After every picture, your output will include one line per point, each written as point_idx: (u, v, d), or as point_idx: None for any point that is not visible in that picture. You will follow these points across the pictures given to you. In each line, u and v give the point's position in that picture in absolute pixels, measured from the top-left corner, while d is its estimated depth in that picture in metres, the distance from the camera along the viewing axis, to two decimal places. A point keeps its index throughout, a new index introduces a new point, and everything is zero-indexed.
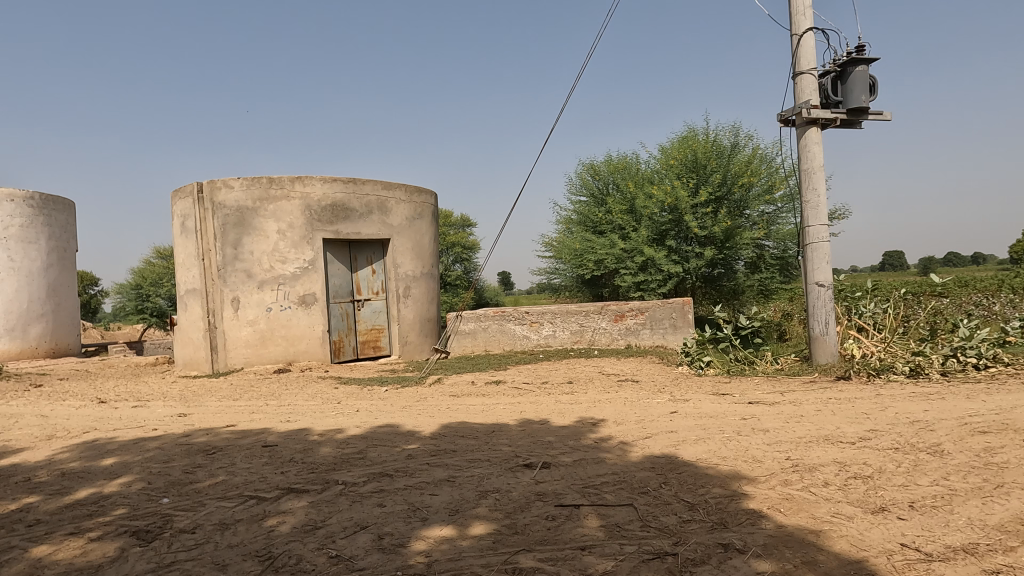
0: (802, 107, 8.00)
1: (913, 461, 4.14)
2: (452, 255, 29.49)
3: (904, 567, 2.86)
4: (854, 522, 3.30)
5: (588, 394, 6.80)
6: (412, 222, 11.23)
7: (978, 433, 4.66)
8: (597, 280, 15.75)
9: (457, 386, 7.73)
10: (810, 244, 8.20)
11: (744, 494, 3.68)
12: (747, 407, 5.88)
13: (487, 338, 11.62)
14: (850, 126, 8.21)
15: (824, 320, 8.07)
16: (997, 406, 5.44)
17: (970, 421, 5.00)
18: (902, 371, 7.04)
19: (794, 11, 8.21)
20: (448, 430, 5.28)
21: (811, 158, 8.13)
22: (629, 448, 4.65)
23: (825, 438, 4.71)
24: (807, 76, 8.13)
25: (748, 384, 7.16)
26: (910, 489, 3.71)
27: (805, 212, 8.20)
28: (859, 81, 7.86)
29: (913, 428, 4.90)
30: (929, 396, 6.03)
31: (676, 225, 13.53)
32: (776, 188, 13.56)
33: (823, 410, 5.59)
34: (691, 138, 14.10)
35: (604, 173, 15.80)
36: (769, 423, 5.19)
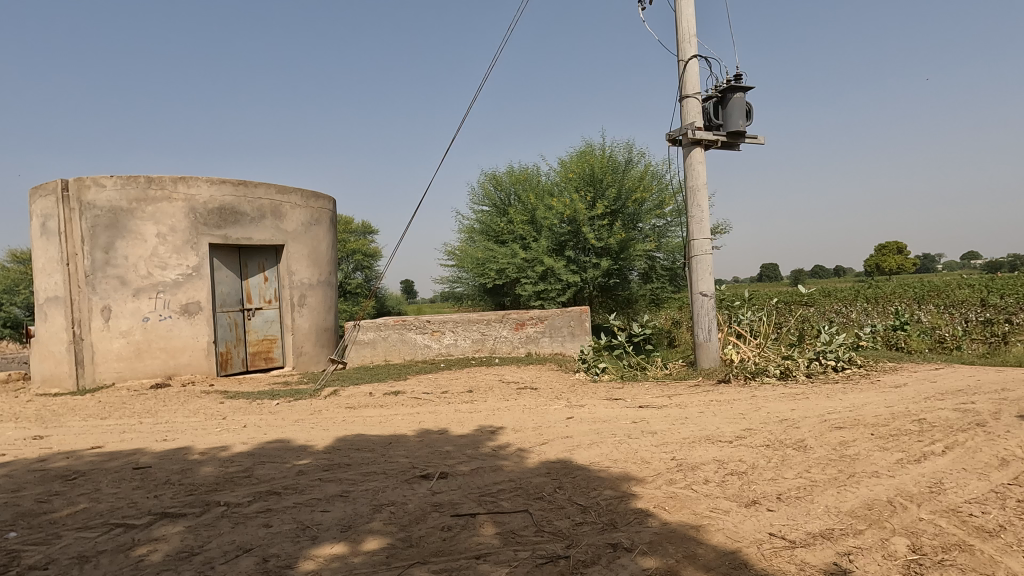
0: (688, 129, 8.57)
1: (781, 456, 4.52)
2: (352, 262, 28.68)
3: (771, 555, 3.11)
4: (729, 516, 3.54)
5: (487, 402, 6.84)
6: (308, 228, 10.80)
7: (835, 429, 5.17)
8: (499, 289, 15.90)
9: (354, 398, 7.50)
10: (695, 256, 8.75)
11: (633, 494, 3.85)
12: (637, 410, 6.17)
13: (386, 348, 11.38)
14: (729, 148, 8.90)
15: (707, 327, 8.63)
16: (851, 404, 6.07)
17: (829, 417, 5.55)
18: (774, 374, 7.68)
19: (680, 38, 8.79)
20: (344, 443, 5.11)
21: (695, 176, 8.70)
22: (526, 454, 4.72)
23: (707, 438, 5.04)
24: (691, 100, 8.71)
25: (639, 389, 7.49)
26: (778, 482, 4.05)
27: (690, 226, 8.76)
28: (737, 107, 8.53)
29: (782, 426, 5.35)
30: (796, 396, 6.63)
31: (575, 237, 13.99)
32: (667, 203, 14.36)
33: (705, 412, 5.97)
34: (589, 153, 14.67)
35: (505, 185, 16.07)
36: (657, 426, 5.46)
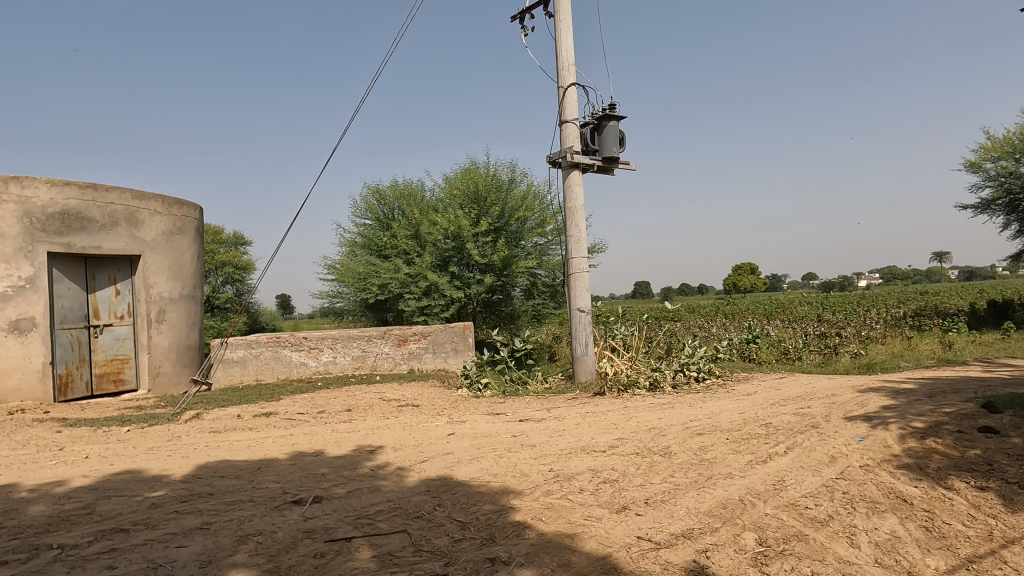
0: (567, 152, 8.96)
1: (649, 463, 4.82)
2: (221, 275, 26.75)
3: (638, 557, 3.30)
4: (602, 522, 3.71)
5: (366, 421, 6.64)
6: (169, 237, 9.94)
7: (697, 435, 5.60)
8: (382, 304, 15.55)
9: (220, 421, 6.97)
10: (573, 274, 9.12)
11: (511, 508, 3.91)
12: (517, 424, 6.29)
13: (258, 367, 10.71)
14: (604, 172, 9.41)
15: (584, 342, 9.01)
16: (710, 412, 6.61)
17: (691, 425, 6.00)
18: (644, 386, 8.18)
19: (560, 66, 9.22)
20: (206, 471, 4.72)
21: (573, 198, 9.11)
22: (405, 473, 4.64)
23: (582, 448, 5.25)
24: (570, 125, 9.14)
25: (520, 403, 7.64)
26: (646, 488, 4.30)
27: (569, 245, 9.14)
28: (612, 134, 9.07)
29: (650, 434, 5.71)
30: (663, 406, 7.10)
31: (459, 253, 14.07)
32: (548, 223, 14.87)
33: (581, 423, 6.21)
34: (473, 170, 14.87)
35: (389, 199, 15.84)
36: (536, 439, 5.60)
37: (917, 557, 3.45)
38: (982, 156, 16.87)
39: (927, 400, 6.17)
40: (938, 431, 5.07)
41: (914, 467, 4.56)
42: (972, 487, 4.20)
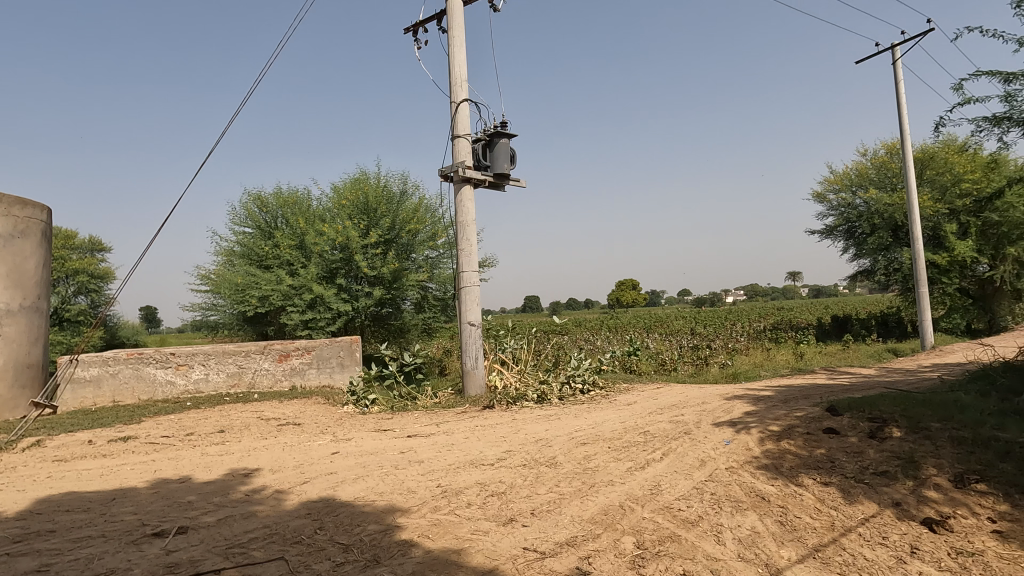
0: (459, 167, 9.02)
1: (536, 474, 4.91)
2: (71, 284, 23.97)
3: (524, 568, 3.34)
4: (489, 535, 3.72)
5: (241, 442, 6.22)
6: (8, 241, 8.78)
7: (581, 445, 5.80)
8: (262, 317, 14.67)
9: (66, 448, 6.20)
10: (463, 288, 9.15)
11: (397, 526, 3.81)
12: (405, 440, 6.17)
13: (115, 386, 9.69)
14: (496, 188, 9.56)
15: (474, 355, 9.04)
16: (593, 422, 6.87)
17: (576, 435, 6.20)
18: (532, 399, 8.36)
19: (453, 82, 9.30)
20: (47, 505, 4.18)
21: (465, 212, 9.17)
22: (284, 496, 4.39)
23: (470, 462, 5.25)
24: (462, 141, 9.21)
25: (408, 419, 7.50)
26: (532, 498, 4.38)
27: (460, 259, 9.17)
28: (503, 152, 9.24)
29: (537, 445, 5.83)
30: (550, 417, 7.28)
31: (347, 264, 13.65)
32: (439, 236, 14.84)
33: (470, 437, 6.21)
34: (363, 181, 14.54)
35: (271, 206, 15.05)
36: (424, 455, 5.53)
37: (774, 549, 3.78)
38: (827, 188, 19.05)
39: (782, 405, 6.83)
40: (790, 433, 5.62)
41: (771, 467, 5.02)
42: (818, 483, 4.69)
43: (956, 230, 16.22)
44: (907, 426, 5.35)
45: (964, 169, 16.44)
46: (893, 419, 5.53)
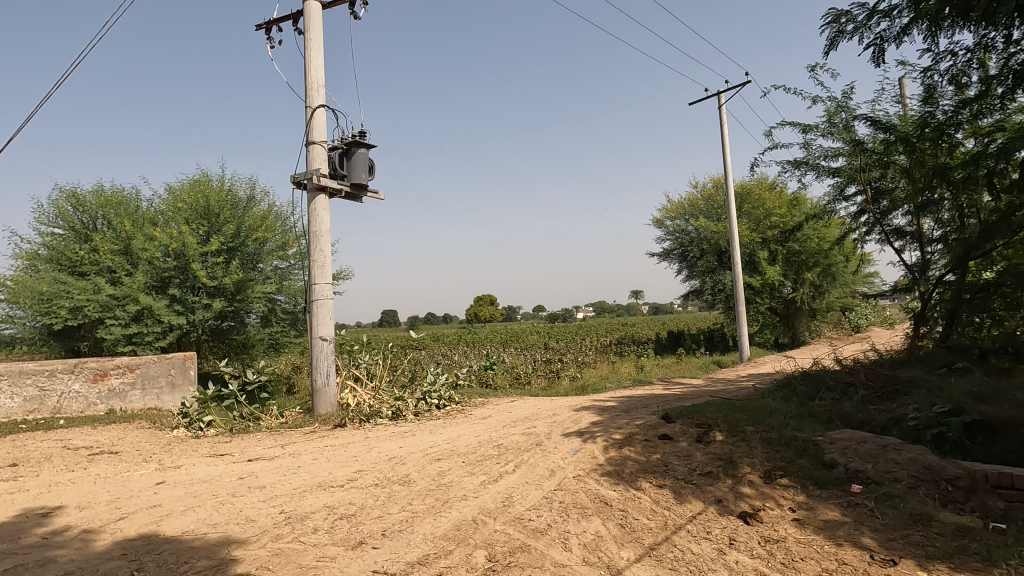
0: (313, 174, 8.63)
1: (388, 493, 4.79)
2: None
3: None
4: (336, 561, 3.55)
5: (40, 477, 5.34)
6: None
7: (435, 461, 5.77)
8: (73, 331, 12.80)
9: None
10: (316, 301, 8.72)
11: (232, 560, 3.50)
12: (245, 465, 5.71)
13: None
14: (353, 199, 9.27)
15: (326, 372, 8.63)
16: (448, 437, 6.86)
17: (430, 451, 6.15)
18: (386, 416, 8.20)
19: (309, 86, 8.93)
20: None
21: (319, 222, 8.77)
22: (94, 536, 3.84)
23: (318, 485, 4.98)
24: (317, 148, 8.84)
25: (250, 441, 6.96)
26: (384, 519, 4.26)
27: (312, 270, 8.74)
28: (361, 162, 9.00)
29: (390, 463, 5.69)
30: (404, 434, 7.15)
31: (182, 273, 12.41)
32: (290, 246, 14.07)
33: (318, 458, 5.90)
34: (204, 183, 13.39)
35: (90, 206, 13.28)
36: (266, 479, 5.15)
37: (615, 551, 4.02)
38: (665, 216, 20.92)
39: (624, 414, 7.33)
40: (631, 440, 6.05)
41: (614, 473, 5.35)
42: (654, 486, 5.09)
43: (767, 257, 18.60)
44: (727, 429, 6.00)
45: (773, 204, 18.95)
46: (717, 424, 6.17)
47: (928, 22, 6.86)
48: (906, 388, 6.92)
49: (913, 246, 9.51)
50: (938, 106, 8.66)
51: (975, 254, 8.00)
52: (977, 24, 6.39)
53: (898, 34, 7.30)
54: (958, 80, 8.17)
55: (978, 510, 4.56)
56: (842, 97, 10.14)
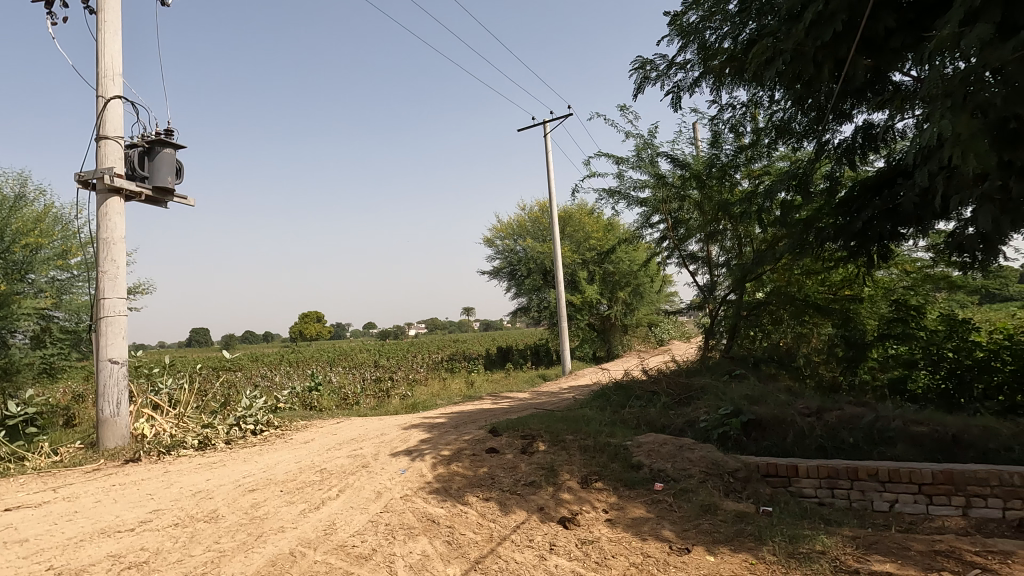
0: (105, 173, 7.55)
1: (190, 533, 4.30)
2: None
3: None
4: None
5: None
6: None
7: (249, 492, 5.30)
8: None
9: None
10: (104, 318, 7.58)
11: None
12: (2, 515, 4.75)
13: None
14: (156, 204, 8.26)
15: (115, 400, 7.47)
16: (265, 464, 6.36)
17: (242, 481, 5.64)
18: (191, 446, 7.45)
19: (101, 74, 7.84)
20: None
21: (111, 228, 7.69)
22: None
23: (101, 531, 4.31)
24: (110, 143, 7.77)
25: (11, 485, 5.82)
26: (184, 563, 3.81)
27: (100, 282, 7.62)
28: (167, 163, 8.07)
29: (195, 499, 5.11)
30: (213, 464, 6.49)
31: None
32: (72, 254, 12.28)
33: (103, 499, 5.11)
34: None
35: None
36: (31, 531, 4.33)
37: (441, 569, 4.01)
38: (495, 235, 21.64)
39: (452, 430, 7.37)
40: (459, 455, 6.10)
41: (442, 490, 5.35)
42: (480, 499, 5.19)
43: (587, 277, 20.09)
44: (549, 439, 6.31)
45: (592, 229, 20.60)
46: (539, 435, 6.47)
47: (714, 78, 8.01)
48: (698, 394, 7.87)
49: (704, 270, 10.89)
50: (722, 149, 10.10)
51: (749, 278, 9.40)
52: (749, 83, 7.61)
53: (691, 85, 8.40)
54: (736, 129, 9.61)
55: (752, 496, 5.31)
56: (648, 135, 11.37)
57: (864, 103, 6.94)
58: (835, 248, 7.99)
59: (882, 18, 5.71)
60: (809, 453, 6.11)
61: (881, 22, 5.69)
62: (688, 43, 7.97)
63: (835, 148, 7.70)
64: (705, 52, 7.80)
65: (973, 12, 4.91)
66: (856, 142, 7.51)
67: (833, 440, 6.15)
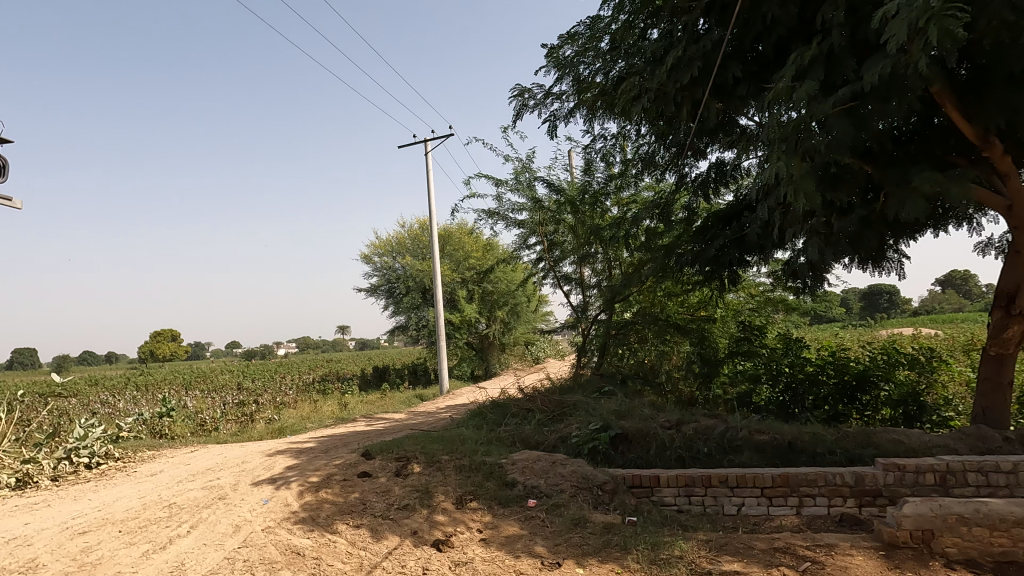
0: None
1: None
2: None
3: None
4: None
5: None
6: None
7: (79, 535, 4.68)
8: None
9: None
10: None
11: None
12: None
13: None
14: None
15: None
16: (101, 502, 5.65)
17: (72, 523, 4.97)
18: (8, 485, 6.51)
19: None
20: None
21: None
22: None
23: None
24: None
25: None
26: None
27: None
28: None
29: (8, 547, 4.42)
30: (35, 505, 5.65)
31: None
32: None
33: None
34: None
35: None
36: None
37: None
38: (373, 252, 21.12)
39: (322, 455, 7.02)
40: (328, 481, 5.81)
41: (308, 519, 5.05)
42: (351, 527, 4.97)
43: (466, 296, 20.17)
44: (424, 461, 6.21)
45: (471, 248, 20.82)
46: (414, 457, 6.35)
47: (587, 110, 8.46)
48: (570, 410, 8.15)
49: (577, 291, 11.32)
50: (594, 177, 10.67)
51: (618, 299, 9.95)
52: (619, 117, 8.13)
53: (566, 115, 8.81)
54: (607, 158, 10.21)
55: (618, 507, 5.57)
56: (526, 159, 11.73)
57: (717, 142, 7.67)
58: (692, 272, 8.68)
59: (731, 68, 6.40)
60: (669, 464, 6.53)
61: (730, 71, 6.37)
62: (563, 75, 8.36)
63: (692, 181, 8.42)
64: (579, 85, 8.22)
65: (803, 71, 5.66)
66: (710, 176, 8.26)
67: (690, 451, 6.63)
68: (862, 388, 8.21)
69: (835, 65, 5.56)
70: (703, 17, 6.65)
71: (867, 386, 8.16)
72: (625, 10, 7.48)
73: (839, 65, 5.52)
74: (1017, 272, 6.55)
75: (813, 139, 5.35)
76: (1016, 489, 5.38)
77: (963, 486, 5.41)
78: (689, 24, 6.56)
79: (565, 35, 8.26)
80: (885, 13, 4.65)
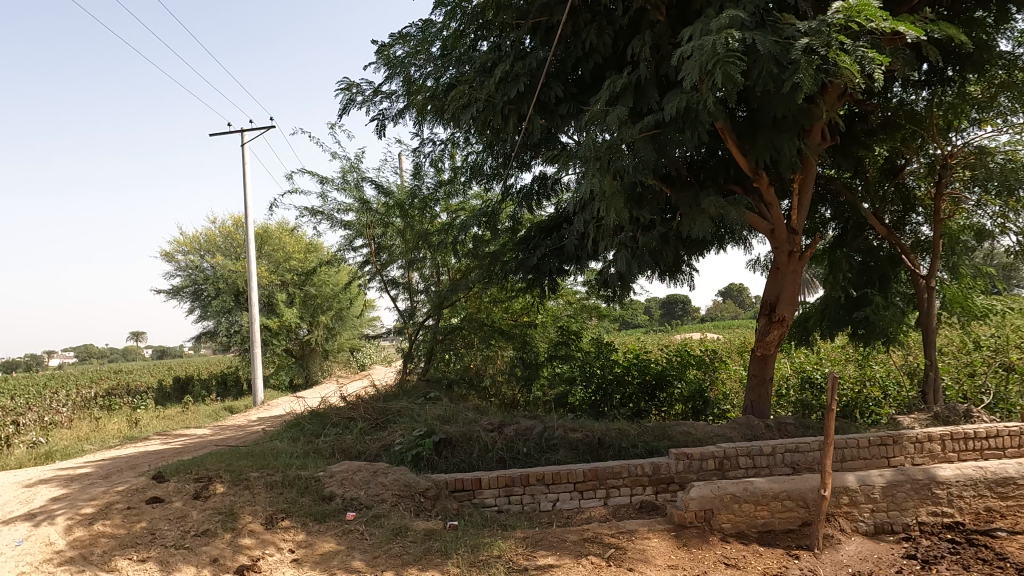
0: None
1: None
2: None
3: None
4: None
5: None
6: None
7: None
8: None
9: None
10: None
11: None
12: None
13: None
14: None
15: None
16: None
17: None
18: None
19: None
20: None
21: None
22: None
23: None
24: None
25: None
26: None
27: None
28: None
29: None
30: None
31: None
32: None
33: None
34: None
35: None
36: None
37: None
38: (175, 249, 18.78)
39: (101, 481, 6.03)
40: (106, 511, 5.00)
41: (77, 559, 4.36)
42: (133, 563, 4.37)
43: (285, 300, 18.91)
44: (229, 479, 5.61)
45: (292, 249, 19.49)
46: (217, 475, 5.70)
47: (417, 113, 8.36)
48: (394, 417, 7.97)
49: (404, 295, 11.11)
50: (423, 181, 10.62)
51: (446, 305, 9.95)
52: (449, 124, 8.16)
53: (395, 115, 8.66)
54: (436, 164, 10.23)
55: (440, 513, 5.56)
56: (354, 158, 11.30)
57: (540, 156, 8.08)
58: (516, 279, 9.03)
59: (553, 87, 6.79)
60: (491, 466, 6.69)
61: (552, 90, 6.75)
62: (393, 74, 8.17)
63: (517, 192, 8.76)
64: (409, 86, 8.06)
65: (614, 97, 6.18)
66: (534, 188, 8.66)
67: (510, 451, 6.85)
68: (659, 386, 9.24)
69: (641, 95, 6.16)
70: (529, 35, 7.00)
71: (664, 385, 9.22)
72: (456, 18, 7.57)
73: (644, 95, 6.13)
74: (775, 285, 7.77)
75: (623, 160, 5.83)
76: (774, 468, 6.35)
77: (736, 469, 6.25)
78: (517, 40, 6.89)
79: (396, 35, 8.12)
80: (682, 53, 5.26)
